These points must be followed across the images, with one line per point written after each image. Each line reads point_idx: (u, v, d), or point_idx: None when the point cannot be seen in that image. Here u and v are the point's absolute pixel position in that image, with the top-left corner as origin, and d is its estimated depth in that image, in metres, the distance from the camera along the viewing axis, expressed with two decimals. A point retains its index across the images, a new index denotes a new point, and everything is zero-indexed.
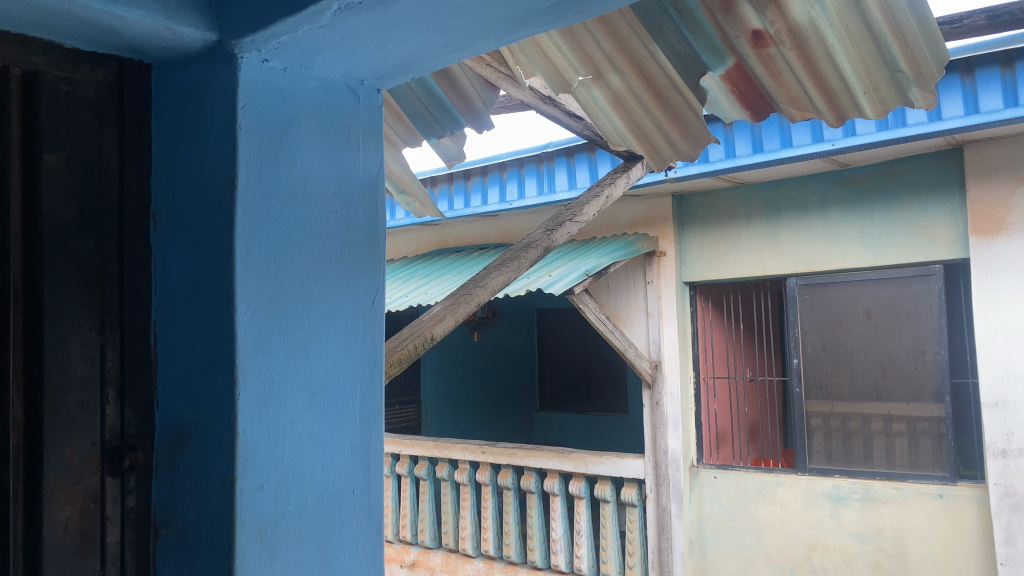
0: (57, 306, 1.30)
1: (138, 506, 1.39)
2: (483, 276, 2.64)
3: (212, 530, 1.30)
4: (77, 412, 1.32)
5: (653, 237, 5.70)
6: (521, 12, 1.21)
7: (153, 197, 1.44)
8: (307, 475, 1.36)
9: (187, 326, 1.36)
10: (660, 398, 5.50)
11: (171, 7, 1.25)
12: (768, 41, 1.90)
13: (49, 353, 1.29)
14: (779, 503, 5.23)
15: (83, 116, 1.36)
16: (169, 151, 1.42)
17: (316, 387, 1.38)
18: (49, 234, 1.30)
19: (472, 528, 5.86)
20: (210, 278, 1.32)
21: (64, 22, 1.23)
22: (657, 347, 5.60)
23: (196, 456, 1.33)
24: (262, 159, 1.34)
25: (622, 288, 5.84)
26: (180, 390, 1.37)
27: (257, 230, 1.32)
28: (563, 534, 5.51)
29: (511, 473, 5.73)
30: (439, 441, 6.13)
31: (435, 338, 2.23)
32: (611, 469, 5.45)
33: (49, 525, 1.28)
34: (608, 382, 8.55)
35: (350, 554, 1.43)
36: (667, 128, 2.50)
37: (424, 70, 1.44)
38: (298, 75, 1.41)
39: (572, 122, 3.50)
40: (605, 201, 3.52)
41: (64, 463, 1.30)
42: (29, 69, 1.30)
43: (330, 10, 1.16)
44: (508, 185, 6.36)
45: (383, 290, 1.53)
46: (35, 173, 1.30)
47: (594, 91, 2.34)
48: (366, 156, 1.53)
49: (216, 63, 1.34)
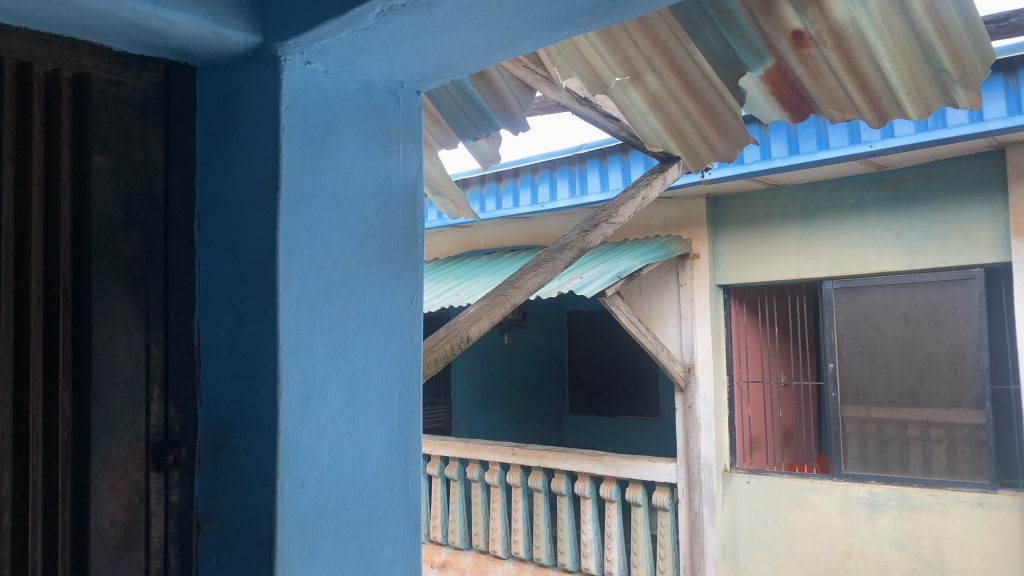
0: (104, 304, 1.33)
1: (181, 502, 1.41)
2: (518, 276, 2.64)
3: (253, 526, 1.31)
4: (123, 408, 1.35)
5: (687, 239, 5.67)
6: (562, 13, 1.20)
7: (198, 199, 1.46)
8: (346, 474, 1.38)
9: (230, 324, 1.39)
10: (693, 401, 5.48)
11: (216, 10, 1.27)
12: (809, 42, 1.89)
13: (96, 350, 1.31)
14: (813, 509, 5.18)
15: (131, 118, 1.39)
16: (213, 152, 1.45)
17: (355, 386, 1.40)
18: (97, 232, 1.33)
19: (503, 530, 5.86)
20: (254, 276, 1.34)
21: (113, 26, 1.26)
22: (690, 349, 5.56)
23: (238, 452, 1.36)
24: (305, 161, 1.36)
25: (655, 291, 5.82)
26: (222, 388, 1.39)
27: (299, 231, 1.34)
28: (594, 538, 5.48)
29: (542, 475, 5.71)
30: (470, 442, 6.14)
31: (471, 338, 2.23)
32: (642, 473, 5.40)
33: (96, 518, 1.30)
34: (639, 386, 8.49)
35: (388, 551, 1.44)
36: (705, 129, 2.49)
37: (465, 71, 1.45)
38: (340, 78, 1.42)
39: (608, 123, 3.50)
40: (641, 202, 3.51)
41: (110, 458, 1.33)
42: (79, 72, 1.33)
43: (373, 13, 1.17)
44: (540, 187, 6.37)
45: (422, 290, 1.54)
46: (84, 173, 1.33)
47: (632, 92, 2.34)
48: (405, 157, 1.54)
49: (260, 66, 1.36)
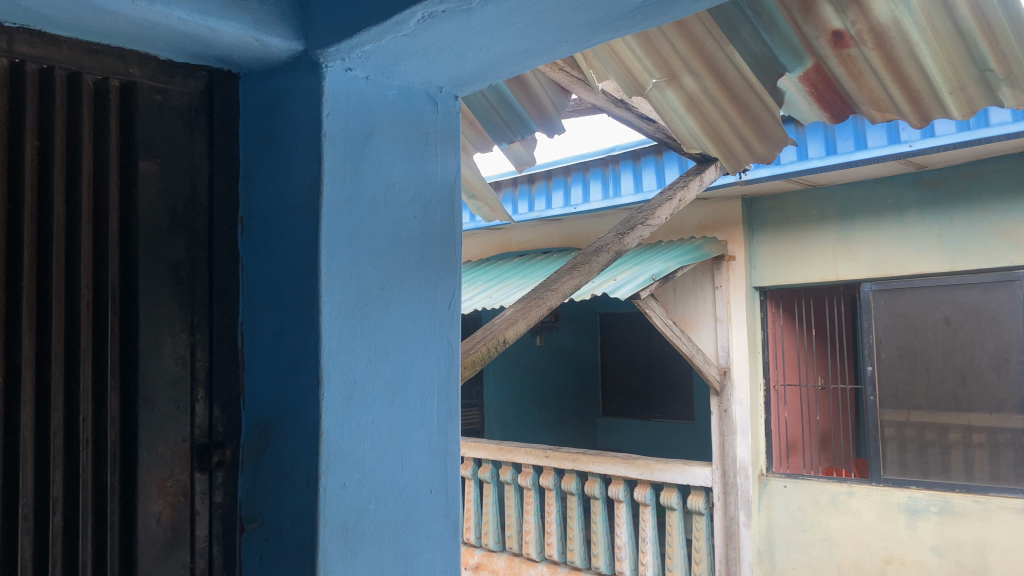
0: (150, 307, 1.35)
1: (225, 502, 1.44)
2: (554, 279, 2.64)
3: (297, 526, 1.33)
4: (169, 410, 1.37)
5: (722, 241, 5.63)
6: (601, 17, 1.20)
7: (241, 204, 1.49)
8: (387, 476, 1.39)
9: (273, 327, 1.41)
10: (729, 404, 5.42)
11: (261, 18, 1.30)
12: (849, 42, 1.87)
13: (143, 353, 1.34)
14: (851, 513, 5.11)
15: (176, 125, 1.42)
16: (257, 158, 1.47)
17: (395, 388, 1.41)
18: (144, 237, 1.35)
19: (536, 532, 5.85)
20: (296, 281, 1.36)
21: (160, 35, 1.29)
22: (726, 352, 5.51)
23: (281, 453, 1.38)
24: (346, 165, 1.37)
25: (690, 293, 5.78)
26: (266, 390, 1.42)
27: (341, 234, 1.35)
28: (628, 541, 5.44)
29: (575, 478, 5.68)
30: (503, 444, 6.15)
31: (508, 341, 2.25)
32: (677, 476, 5.35)
33: (142, 518, 1.33)
34: (673, 388, 8.44)
35: (427, 553, 1.45)
36: (742, 129, 2.48)
37: (502, 76, 1.46)
38: (379, 84, 1.44)
39: (643, 125, 3.49)
40: (677, 204, 3.49)
41: (156, 458, 1.35)
42: (126, 81, 1.36)
43: (413, 19, 1.18)
44: (573, 188, 6.36)
45: (460, 293, 1.55)
46: (131, 179, 1.35)
47: (668, 94, 2.34)
48: (443, 161, 1.55)
49: (303, 72, 1.38)
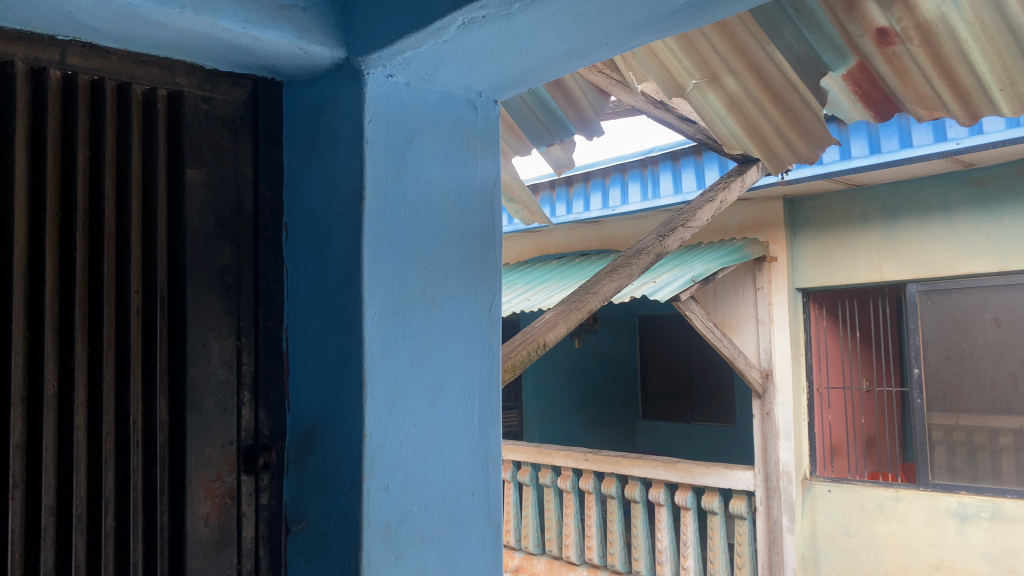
0: (197, 312, 1.38)
1: (271, 504, 1.46)
2: (594, 282, 2.64)
3: (341, 528, 1.34)
4: (217, 413, 1.40)
5: (764, 241, 5.57)
6: (640, 20, 1.19)
7: (286, 211, 1.51)
8: (429, 479, 1.40)
9: (317, 332, 1.43)
10: (771, 408, 5.35)
11: (304, 27, 1.32)
12: (894, 39, 1.84)
13: (190, 356, 1.37)
14: (897, 519, 5.02)
15: (222, 132, 1.45)
16: (300, 164, 1.49)
17: (436, 392, 1.42)
18: (191, 243, 1.38)
19: (576, 535, 5.81)
20: (339, 285, 1.38)
21: (206, 45, 1.31)
22: (767, 354, 5.44)
23: (325, 456, 1.39)
24: (387, 170, 1.39)
25: (731, 295, 5.73)
26: (311, 392, 1.44)
27: (383, 239, 1.37)
28: (669, 545, 5.37)
29: (615, 482, 5.64)
30: (542, 447, 6.14)
31: (548, 344, 2.25)
32: (719, 480, 5.27)
33: (191, 519, 1.36)
34: (715, 392, 8.31)
35: (470, 556, 1.46)
36: (785, 129, 2.45)
37: (542, 80, 1.46)
38: (420, 90, 1.45)
39: (684, 126, 3.47)
40: (719, 205, 3.46)
41: (204, 460, 1.38)
42: (173, 90, 1.39)
43: (453, 25, 1.19)
44: (611, 190, 6.35)
45: (500, 296, 1.56)
46: (178, 187, 1.38)
47: (709, 95, 2.33)
48: (483, 165, 1.56)
49: (345, 80, 1.40)
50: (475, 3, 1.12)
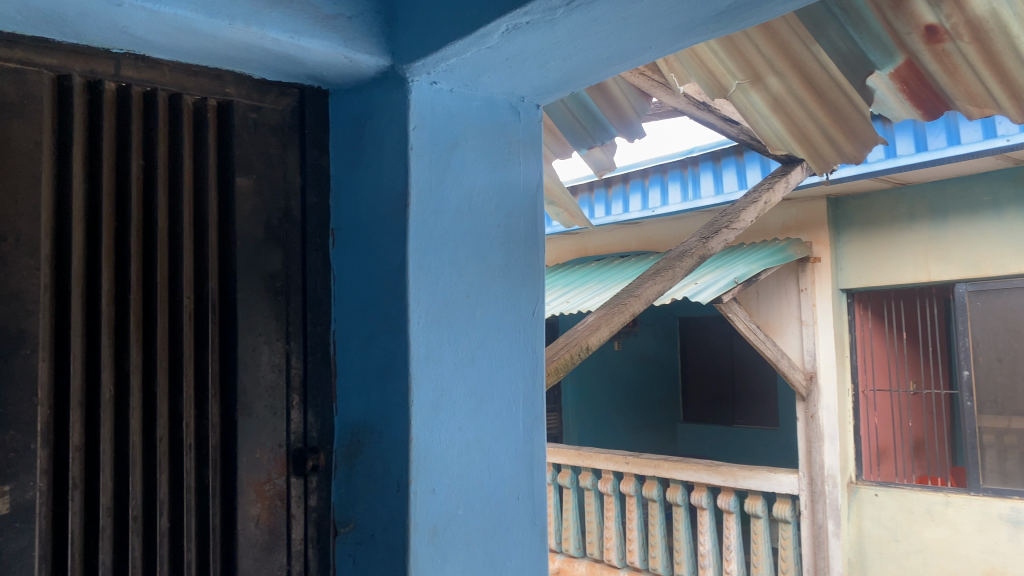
0: (247, 317, 1.41)
1: (320, 506, 1.48)
2: (636, 285, 2.63)
3: (388, 530, 1.36)
4: (267, 416, 1.43)
5: (807, 242, 5.50)
6: (685, 22, 1.19)
7: (333, 216, 1.54)
8: (475, 482, 1.41)
9: (363, 337, 1.45)
10: (816, 411, 5.24)
11: (349, 36, 1.34)
12: (943, 36, 1.81)
13: (241, 361, 1.40)
14: (947, 524, 4.91)
15: (270, 140, 1.47)
16: (347, 171, 1.51)
17: (480, 396, 1.44)
18: (241, 249, 1.41)
19: (618, 538, 5.76)
20: (384, 291, 1.39)
21: (255, 55, 1.33)
22: (812, 357, 5.37)
23: (372, 459, 1.41)
24: (432, 176, 1.40)
25: (774, 296, 5.66)
26: (358, 396, 1.46)
27: (428, 244, 1.38)
28: (712, 549, 5.31)
29: (657, 485, 5.60)
30: (582, 450, 6.12)
31: (590, 348, 2.24)
32: (763, 484, 5.18)
33: (242, 520, 1.38)
34: (756, 394, 8.23)
35: (515, 559, 1.47)
36: (831, 129, 2.43)
37: (585, 84, 1.46)
38: (463, 96, 1.46)
39: (726, 127, 3.44)
40: (763, 206, 3.43)
41: (255, 463, 1.40)
42: (223, 100, 1.42)
43: (497, 31, 1.20)
44: (651, 191, 6.32)
45: (544, 300, 1.56)
46: (228, 195, 1.41)
47: (753, 95, 2.32)
48: (525, 169, 1.57)
49: (389, 87, 1.42)
50: (519, 9, 1.12)
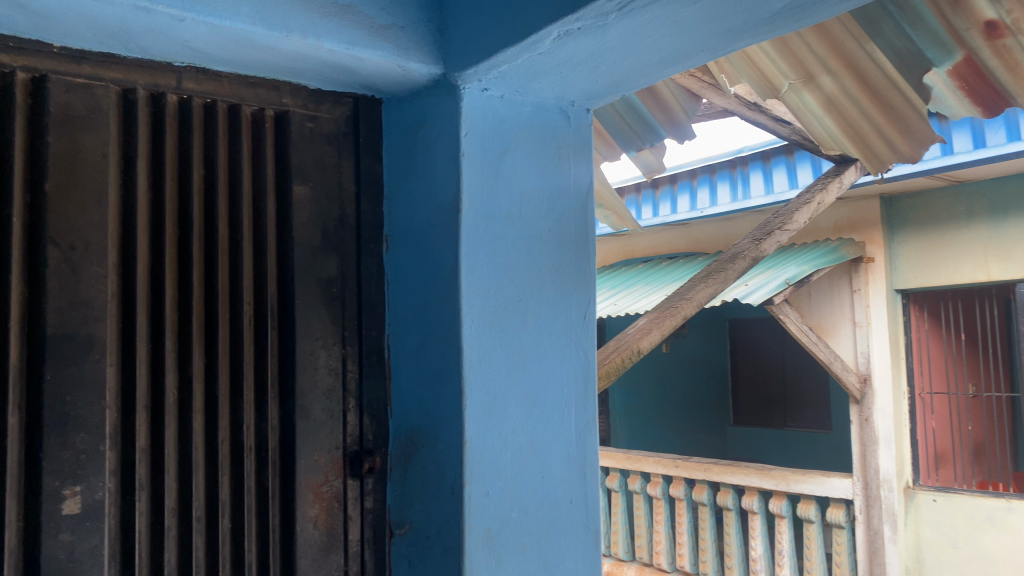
0: (305, 322, 1.44)
1: (376, 508, 1.50)
2: (688, 288, 2.62)
3: (443, 532, 1.37)
4: (324, 419, 1.45)
5: (860, 242, 5.40)
6: (739, 24, 1.18)
7: (386, 222, 1.56)
8: (528, 485, 1.42)
9: (416, 341, 1.47)
10: (869, 414, 5.18)
11: (403, 46, 1.36)
12: (1003, 32, 1.76)
13: (299, 365, 1.43)
14: (1010, 530, 4.78)
15: (326, 149, 1.50)
16: (399, 177, 1.54)
17: (532, 399, 1.44)
18: (299, 255, 1.44)
19: (667, 542, 5.70)
20: (437, 296, 1.41)
21: (311, 66, 1.36)
22: (866, 359, 5.28)
23: (427, 462, 1.43)
24: (483, 180, 1.42)
25: (826, 297, 5.57)
26: (412, 399, 1.47)
27: (479, 249, 1.40)
28: (764, 553, 5.23)
29: (707, 489, 5.53)
30: (631, 453, 6.06)
31: (642, 351, 2.25)
32: (816, 488, 5.08)
33: (300, 521, 1.41)
34: (806, 396, 8.12)
35: (569, 562, 1.47)
36: (885, 128, 2.40)
37: (636, 88, 1.46)
38: (514, 101, 1.48)
39: (777, 127, 3.40)
40: (816, 207, 3.39)
41: (313, 465, 1.43)
42: (280, 110, 1.45)
43: (549, 37, 1.21)
44: (699, 191, 6.27)
45: (594, 304, 1.56)
46: (286, 202, 1.44)
47: (805, 95, 2.32)
48: (576, 172, 1.57)
49: (441, 94, 1.44)
50: (572, 15, 1.13)
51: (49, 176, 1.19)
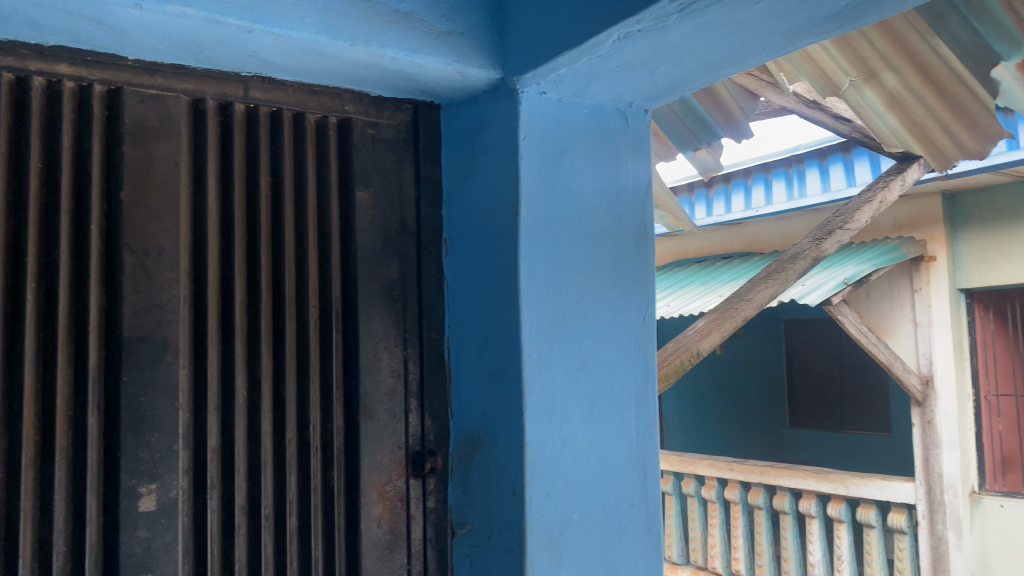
0: (367, 324, 1.47)
1: (437, 508, 1.52)
2: (748, 288, 2.61)
3: (504, 533, 1.39)
4: (387, 419, 1.48)
5: (921, 240, 5.28)
6: (801, 22, 1.17)
7: (445, 226, 1.58)
8: (589, 486, 1.43)
9: (477, 343, 1.48)
10: (932, 416, 5.08)
11: (462, 51, 1.38)
12: None
13: (363, 366, 1.45)
14: None
15: (387, 155, 1.53)
16: (458, 182, 1.56)
17: (592, 401, 1.45)
18: (362, 259, 1.47)
19: (722, 546, 5.63)
20: (496, 299, 1.42)
21: (373, 73, 1.39)
22: (928, 360, 5.16)
23: (487, 462, 1.44)
24: (542, 183, 1.42)
25: (886, 297, 5.45)
26: (472, 401, 1.49)
27: (538, 251, 1.41)
28: (822, 558, 5.12)
29: (763, 492, 5.44)
30: (684, 456, 5.99)
31: (701, 353, 2.25)
32: (876, 492, 4.97)
33: (365, 521, 1.43)
34: (865, 399, 7.94)
35: (630, 563, 1.48)
36: (951, 124, 2.35)
37: (695, 88, 1.45)
38: (572, 104, 1.48)
39: (837, 125, 3.35)
40: (878, 206, 3.33)
41: (376, 464, 1.46)
42: (343, 117, 1.48)
43: (609, 40, 1.21)
44: (754, 189, 6.19)
45: (654, 306, 1.56)
46: (349, 207, 1.47)
47: (867, 92, 2.29)
48: (634, 172, 1.57)
49: (500, 98, 1.45)
50: (632, 17, 1.13)
51: (124, 184, 1.24)
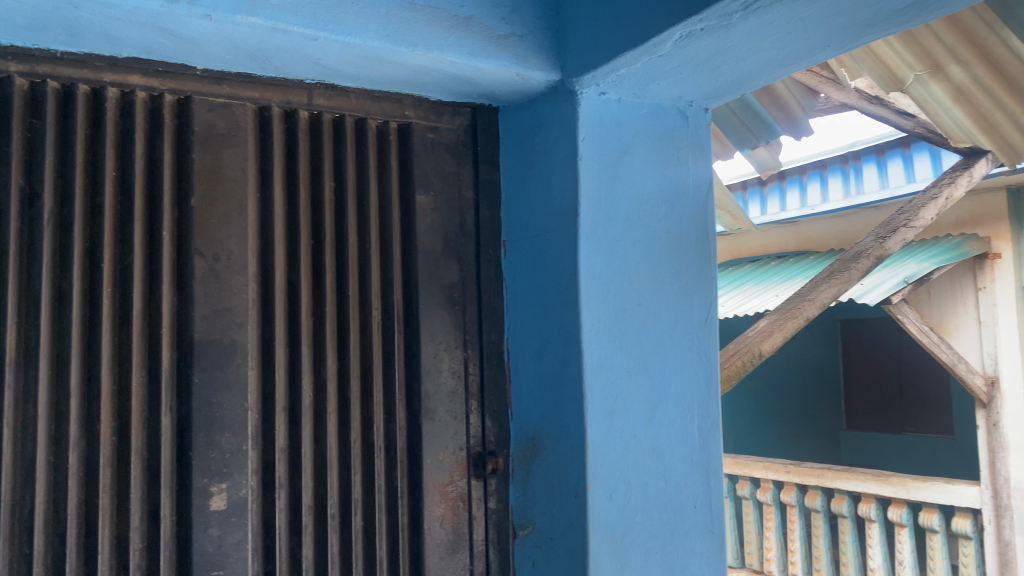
0: (428, 325, 1.48)
1: (499, 508, 1.53)
2: (811, 288, 2.57)
3: (566, 534, 1.39)
4: (448, 419, 1.49)
5: (985, 237, 5.15)
6: (866, 18, 1.14)
7: (504, 228, 1.59)
8: (651, 488, 1.42)
9: (536, 344, 1.49)
10: (999, 419, 4.92)
11: (521, 53, 1.38)
12: None
13: (424, 367, 1.47)
14: None
15: (446, 158, 1.54)
16: (517, 185, 1.56)
17: (654, 404, 1.45)
18: (422, 261, 1.49)
19: (778, 549, 5.53)
20: (557, 299, 1.43)
21: (432, 78, 1.40)
22: (994, 360, 5.02)
23: (549, 464, 1.44)
24: (601, 184, 1.42)
25: (948, 296, 5.31)
26: (532, 402, 1.50)
27: (599, 251, 1.41)
28: (882, 563, 4.98)
29: (820, 495, 5.31)
30: (739, 457, 5.90)
31: (763, 354, 2.23)
32: (938, 495, 4.78)
33: (427, 521, 1.45)
34: (925, 400, 7.67)
35: (693, 566, 1.47)
36: (1021, 117, 2.27)
37: (756, 86, 1.43)
38: (631, 104, 1.48)
39: (900, 121, 3.29)
40: (943, 203, 3.25)
41: (438, 465, 1.47)
42: (403, 122, 1.50)
43: (670, 40, 1.21)
44: (810, 186, 6.10)
45: (716, 306, 1.54)
46: (409, 211, 1.49)
47: (932, 86, 2.25)
48: (694, 171, 1.55)
49: (559, 100, 1.45)
50: (694, 16, 1.13)
51: (194, 191, 1.28)
